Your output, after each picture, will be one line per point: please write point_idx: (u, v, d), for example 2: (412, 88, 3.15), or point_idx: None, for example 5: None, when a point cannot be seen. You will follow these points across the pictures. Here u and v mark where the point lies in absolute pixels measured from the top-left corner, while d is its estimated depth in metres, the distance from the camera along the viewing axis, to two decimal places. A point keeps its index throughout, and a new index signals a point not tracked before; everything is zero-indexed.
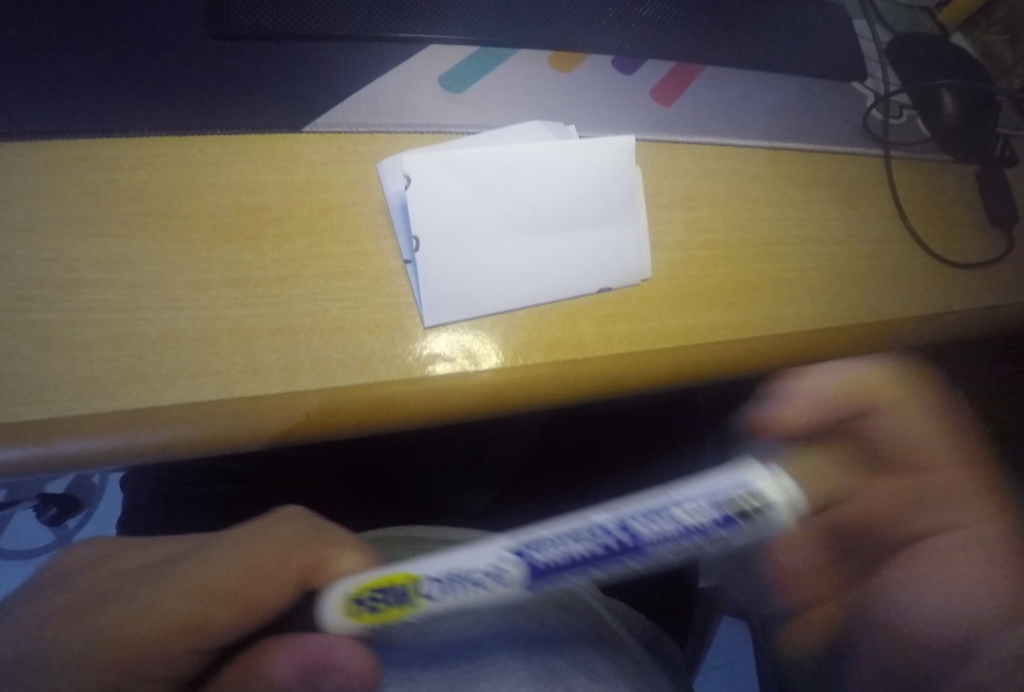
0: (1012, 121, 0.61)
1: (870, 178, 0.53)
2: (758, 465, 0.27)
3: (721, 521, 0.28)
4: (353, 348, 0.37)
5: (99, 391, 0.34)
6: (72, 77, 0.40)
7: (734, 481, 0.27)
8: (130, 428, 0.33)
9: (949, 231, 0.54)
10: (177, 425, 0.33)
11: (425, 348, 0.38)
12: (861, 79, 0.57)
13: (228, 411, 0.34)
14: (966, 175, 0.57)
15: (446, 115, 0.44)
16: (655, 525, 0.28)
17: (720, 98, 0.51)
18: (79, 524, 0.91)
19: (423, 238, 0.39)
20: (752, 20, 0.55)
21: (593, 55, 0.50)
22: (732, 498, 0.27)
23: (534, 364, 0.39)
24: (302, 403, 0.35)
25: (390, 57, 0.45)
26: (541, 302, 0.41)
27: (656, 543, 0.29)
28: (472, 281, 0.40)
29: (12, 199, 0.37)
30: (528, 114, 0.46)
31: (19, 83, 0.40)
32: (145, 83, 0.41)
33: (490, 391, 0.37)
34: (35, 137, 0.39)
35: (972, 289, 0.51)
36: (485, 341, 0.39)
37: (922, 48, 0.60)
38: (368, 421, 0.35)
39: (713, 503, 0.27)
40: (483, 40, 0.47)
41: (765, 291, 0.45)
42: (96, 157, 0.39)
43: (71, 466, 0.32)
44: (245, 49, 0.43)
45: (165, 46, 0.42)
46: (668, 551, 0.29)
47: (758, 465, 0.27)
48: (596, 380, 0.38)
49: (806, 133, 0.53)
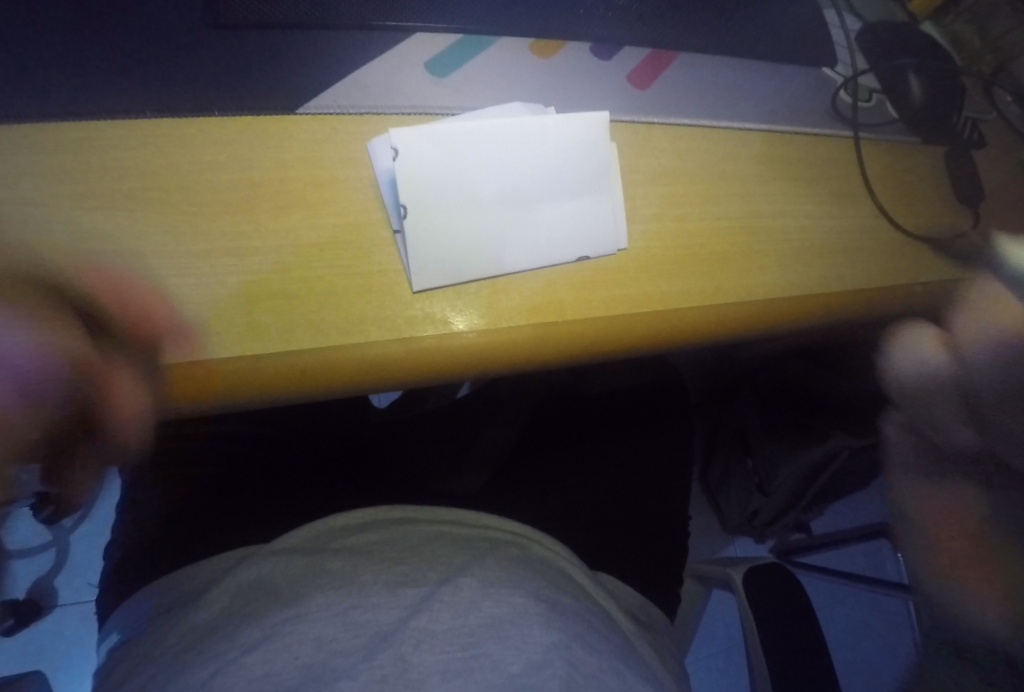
0: (979, 101, 0.64)
1: (841, 157, 0.56)
2: None
3: None
4: (346, 311, 0.40)
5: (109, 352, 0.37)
6: (73, 64, 0.42)
7: None
8: (133, 385, 0.36)
9: (916, 207, 0.57)
10: (179, 382, 0.36)
11: (416, 312, 0.41)
12: (831, 64, 0.59)
13: (226, 369, 0.37)
14: (935, 154, 0.60)
15: (431, 99, 0.47)
16: None
17: (694, 82, 0.54)
18: (74, 518, 0.93)
19: (412, 208, 0.41)
20: (725, 7, 0.57)
21: (573, 43, 0.52)
22: None
23: (516, 327, 0.42)
24: (299, 360, 0.38)
25: (378, 43, 0.48)
26: (523, 272, 0.43)
27: None
28: (459, 250, 0.42)
29: (18, 175, 0.39)
30: (509, 96, 0.49)
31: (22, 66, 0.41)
32: (146, 67, 0.43)
33: (472, 350, 0.40)
34: (39, 116, 0.41)
35: (936, 263, 0.54)
36: (471, 307, 0.42)
37: (891, 32, 0.62)
38: (360, 377, 0.38)
39: None
40: (467, 30, 0.50)
41: (737, 260, 0.48)
42: (99, 136, 0.41)
43: (82, 418, 0.35)
44: (240, 35, 0.45)
45: (164, 32, 0.44)
46: None
47: None
48: (570, 340, 0.42)
49: (776, 114, 0.55)
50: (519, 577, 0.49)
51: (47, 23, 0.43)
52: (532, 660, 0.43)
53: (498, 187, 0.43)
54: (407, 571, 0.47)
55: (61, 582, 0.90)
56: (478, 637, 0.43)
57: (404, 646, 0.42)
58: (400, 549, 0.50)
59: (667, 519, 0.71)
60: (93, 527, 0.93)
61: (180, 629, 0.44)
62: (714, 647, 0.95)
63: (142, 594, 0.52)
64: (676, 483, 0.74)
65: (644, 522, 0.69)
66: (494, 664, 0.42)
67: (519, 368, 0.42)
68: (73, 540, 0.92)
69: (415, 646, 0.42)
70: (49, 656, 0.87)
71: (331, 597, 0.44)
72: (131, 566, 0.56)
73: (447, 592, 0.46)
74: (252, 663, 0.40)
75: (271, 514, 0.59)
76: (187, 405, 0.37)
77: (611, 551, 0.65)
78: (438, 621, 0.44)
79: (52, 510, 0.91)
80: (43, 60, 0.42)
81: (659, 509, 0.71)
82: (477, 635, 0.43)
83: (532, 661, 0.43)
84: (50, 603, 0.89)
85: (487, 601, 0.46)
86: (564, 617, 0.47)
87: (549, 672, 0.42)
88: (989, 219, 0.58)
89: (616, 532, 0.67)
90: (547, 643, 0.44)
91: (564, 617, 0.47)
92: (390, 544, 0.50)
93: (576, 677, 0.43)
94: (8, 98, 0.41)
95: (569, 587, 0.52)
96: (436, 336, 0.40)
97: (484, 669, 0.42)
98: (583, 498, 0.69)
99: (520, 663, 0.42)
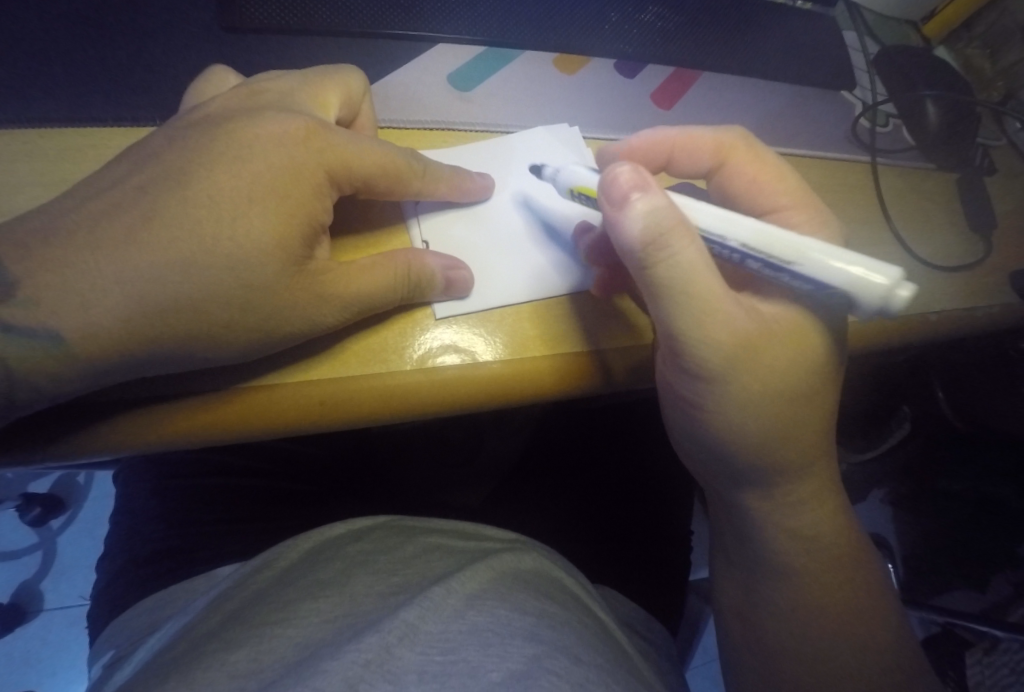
0: (991, 130, 0.63)
1: (858, 182, 0.55)
2: (859, 275, 0.33)
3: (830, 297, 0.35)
4: (368, 340, 0.40)
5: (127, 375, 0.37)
6: (112, 79, 0.44)
7: (845, 284, 0.34)
8: (153, 416, 0.37)
9: (934, 233, 0.56)
10: (196, 412, 0.37)
11: (435, 341, 0.41)
12: (850, 89, 0.59)
13: (246, 401, 0.37)
14: (949, 182, 0.59)
15: (455, 114, 0.47)
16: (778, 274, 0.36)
17: (715, 104, 0.54)
18: (64, 524, 0.91)
19: (433, 241, 0.44)
20: (744, 27, 0.57)
21: (597, 59, 0.52)
22: (839, 294, 0.35)
23: (539, 356, 0.41)
24: (317, 391, 0.38)
25: (402, 54, 0.48)
26: (546, 298, 0.43)
27: (760, 269, 0.37)
28: (482, 280, 0.43)
29: (38, 182, 0.41)
30: (533, 120, 0.48)
31: (47, 76, 0.43)
32: (164, 78, 0.44)
33: (498, 381, 0.40)
34: (59, 123, 0.42)
35: (954, 292, 0.53)
36: (495, 334, 0.41)
37: (911, 56, 0.62)
38: (377, 411, 0.38)
39: (827, 286, 0.35)
40: (491, 42, 0.50)
41: None
42: (115, 146, 0.42)
43: (105, 446, 0.37)
44: (256, 42, 0.47)
45: (185, 42, 0.46)
46: (767, 271, 0.37)
47: (862, 274, 0.33)
48: (593, 368, 0.41)
49: (793, 137, 0.55)
50: (533, 585, 0.44)
51: (93, 41, 0.44)
52: (514, 669, 0.36)
53: (510, 224, 0.45)
54: (402, 580, 0.43)
55: (48, 587, 0.88)
56: (459, 643, 0.37)
57: (390, 637, 0.37)
58: (395, 559, 0.46)
59: (673, 537, 0.68)
60: (84, 531, 0.91)
61: (158, 641, 0.43)
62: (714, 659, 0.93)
63: (127, 612, 0.50)
64: (681, 501, 0.71)
65: (647, 541, 0.67)
66: (474, 670, 0.36)
67: (539, 397, 0.40)
68: (62, 545, 0.90)
69: (400, 640, 0.37)
70: (32, 664, 0.84)
71: (323, 604, 0.40)
72: (120, 576, 0.55)
73: (436, 593, 0.40)
74: (238, 662, 0.36)
75: (270, 531, 0.58)
76: (204, 440, 0.37)
77: (611, 565, 0.65)
78: (425, 620, 0.38)
79: (41, 515, 0.88)
80: (91, 76, 0.44)
81: (664, 526, 0.69)
82: (459, 640, 0.37)
83: (515, 670, 0.36)
84: (36, 608, 0.86)
85: (471, 611, 0.40)
86: (556, 627, 0.41)
87: (534, 686, 0.35)
88: (1005, 246, 0.56)
89: (614, 550, 0.66)
90: (530, 654, 0.37)
91: (554, 631, 0.40)
92: (385, 555, 0.46)
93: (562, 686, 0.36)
94: (33, 107, 0.42)
95: (571, 605, 0.45)
96: (458, 366, 0.39)
97: (463, 675, 0.35)
98: (583, 514, 0.68)
99: (501, 671, 0.36)
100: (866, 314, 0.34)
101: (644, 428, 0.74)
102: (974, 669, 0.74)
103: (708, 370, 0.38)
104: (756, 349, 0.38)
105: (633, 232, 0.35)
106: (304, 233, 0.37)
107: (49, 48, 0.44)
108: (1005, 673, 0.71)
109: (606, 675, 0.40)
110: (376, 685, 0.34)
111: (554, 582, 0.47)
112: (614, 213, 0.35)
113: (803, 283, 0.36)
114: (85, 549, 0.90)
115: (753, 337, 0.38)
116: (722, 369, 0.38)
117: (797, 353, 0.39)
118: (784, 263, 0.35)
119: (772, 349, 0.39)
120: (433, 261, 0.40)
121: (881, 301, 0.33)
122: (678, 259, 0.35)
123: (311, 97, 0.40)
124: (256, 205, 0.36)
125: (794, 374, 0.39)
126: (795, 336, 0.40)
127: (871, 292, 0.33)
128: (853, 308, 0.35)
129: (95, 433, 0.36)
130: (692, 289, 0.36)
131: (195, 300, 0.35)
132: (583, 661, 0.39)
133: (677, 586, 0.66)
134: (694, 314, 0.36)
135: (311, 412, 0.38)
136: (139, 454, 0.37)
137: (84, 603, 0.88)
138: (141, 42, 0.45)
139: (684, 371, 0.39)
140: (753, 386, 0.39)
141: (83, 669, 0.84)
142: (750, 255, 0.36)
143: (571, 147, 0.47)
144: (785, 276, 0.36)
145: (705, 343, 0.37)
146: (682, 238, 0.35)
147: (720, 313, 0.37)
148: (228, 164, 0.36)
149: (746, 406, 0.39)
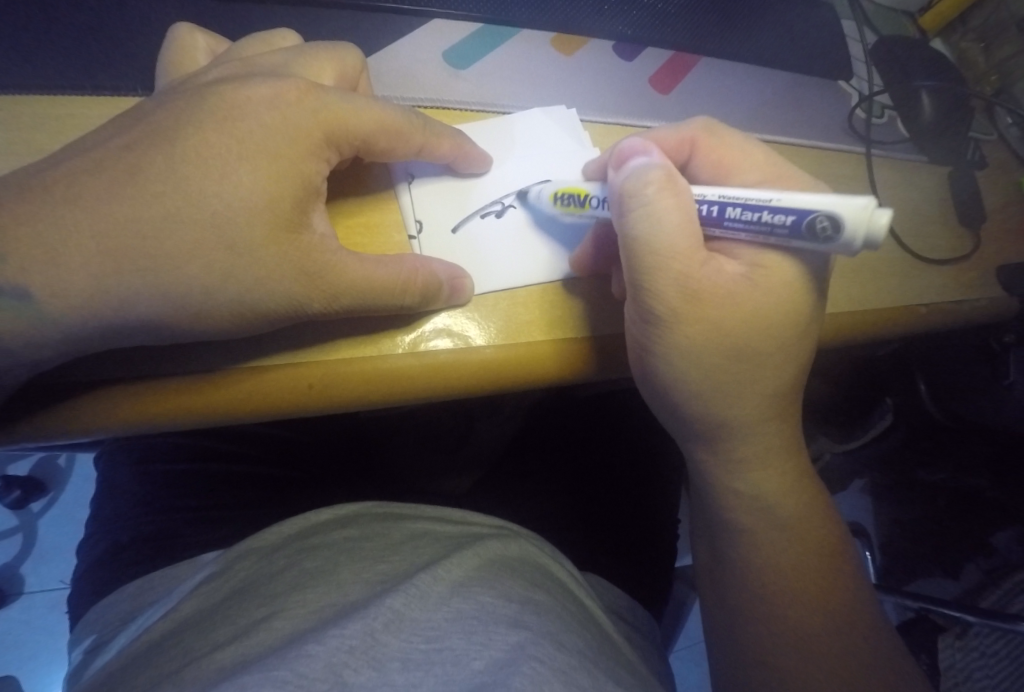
0: (981, 124, 0.62)
1: (850, 173, 0.55)
2: (837, 196, 0.33)
3: (799, 231, 0.34)
4: (360, 326, 0.39)
5: (112, 354, 0.36)
6: (93, 44, 0.42)
7: (818, 206, 0.33)
8: (136, 397, 0.36)
9: (925, 228, 0.55)
10: (182, 394, 0.36)
11: (427, 327, 0.40)
12: (847, 78, 0.59)
13: (234, 384, 0.36)
14: (939, 175, 0.58)
15: (450, 92, 0.46)
16: (751, 214, 0.35)
17: (712, 91, 0.53)
18: (43, 507, 0.89)
19: (427, 222, 0.43)
20: (742, 13, 0.56)
21: (594, 41, 0.51)
22: (811, 222, 0.33)
23: (535, 342, 0.40)
24: (308, 374, 0.37)
25: (397, 28, 0.47)
26: (544, 282, 0.42)
27: (735, 215, 0.36)
28: (478, 263, 0.42)
29: (12, 150, 0.39)
30: (531, 100, 0.47)
31: (21, 38, 0.41)
32: (145, 44, 0.43)
33: (493, 365, 0.39)
34: (33, 88, 0.40)
35: (943, 286, 0.53)
36: (489, 319, 0.41)
37: (908, 48, 0.61)
38: (366, 394, 0.38)
39: (799, 216, 0.34)
40: (487, 19, 0.49)
41: None
42: (94, 114, 0.41)
43: (84, 425, 0.35)
44: (244, 12, 0.45)
45: (167, 7, 0.44)
46: (743, 213, 0.36)
47: (840, 196, 0.32)
48: (589, 354, 0.41)
49: (788, 126, 0.54)
50: (521, 573, 0.44)
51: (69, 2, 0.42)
52: (496, 657, 0.35)
53: (506, 204, 0.44)
54: (389, 568, 0.42)
55: (27, 570, 0.86)
56: (442, 631, 0.36)
57: (374, 623, 0.36)
58: (381, 546, 0.45)
59: (660, 523, 0.69)
60: (64, 513, 0.89)
61: (137, 627, 0.42)
62: (691, 641, 0.95)
63: (108, 596, 0.49)
64: (666, 488, 0.72)
65: (635, 528, 0.67)
66: (458, 659, 0.35)
67: (532, 382, 0.40)
68: (42, 528, 0.88)
69: (385, 626, 0.36)
70: (13, 647, 0.83)
71: (310, 594, 0.39)
72: (102, 561, 0.54)
73: (422, 579, 0.40)
74: (224, 656, 0.35)
75: (256, 515, 0.57)
76: (190, 424, 0.36)
77: (601, 550, 0.64)
78: (410, 607, 0.37)
79: (19, 497, 0.87)
80: (69, 40, 0.42)
81: (652, 512, 0.69)
82: (443, 629, 0.37)
83: (497, 659, 0.35)
84: (15, 591, 0.85)
85: (456, 599, 0.39)
86: (541, 615, 0.40)
87: (516, 673, 0.35)
88: (991, 242, 0.56)
89: (603, 535, 0.65)
90: (513, 642, 0.37)
91: (539, 618, 0.40)
92: (373, 542, 0.45)
93: (545, 673, 0.35)
94: (5, 70, 0.40)
95: (558, 592, 0.45)
96: (451, 349, 0.39)
97: (446, 664, 0.35)
98: (573, 498, 0.67)
99: (484, 660, 0.35)
100: (848, 245, 0.33)
101: (631, 415, 0.75)
102: (947, 653, 0.74)
103: (656, 314, 0.37)
104: (701, 299, 0.36)
105: (630, 181, 0.36)
106: (297, 196, 0.35)
107: (22, 9, 0.42)
108: (976, 657, 0.71)
109: (589, 663, 0.39)
110: (360, 671, 0.33)
111: (540, 569, 0.47)
112: (615, 175, 0.38)
113: (784, 223, 0.34)
114: (65, 532, 0.88)
115: (702, 289, 0.36)
116: (671, 314, 0.37)
117: (762, 317, 0.37)
118: (762, 197, 0.35)
119: (734, 313, 0.37)
120: (439, 268, 0.39)
121: (863, 221, 0.32)
122: (662, 204, 0.35)
123: (304, 68, 0.39)
124: (246, 166, 0.34)
125: (753, 341, 0.38)
126: (766, 301, 0.37)
127: (847, 214, 0.32)
128: (830, 238, 0.33)
129: (76, 416, 0.35)
130: (669, 238, 0.35)
131: (176, 277, 0.33)
132: (566, 647, 0.38)
133: (665, 574, 0.67)
134: (655, 258, 0.36)
135: (301, 394, 0.37)
136: (119, 436, 0.36)
137: (64, 586, 0.86)
138: (122, 6, 0.43)
139: (637, 318, 0.38)
140: (697, 336, 0.37)
141: (63, 652, 0.83)
142: (731, 202, 0.36)
143: (568, 130, 0.47)
144: (765, 216, 0.35)
145: (653, 285, 0.36)
146: (667, 190, 0.35)
147: (683, 263, 0.36)
148: (209, 135, 0.35)
149: (694, 348, 0.37)
